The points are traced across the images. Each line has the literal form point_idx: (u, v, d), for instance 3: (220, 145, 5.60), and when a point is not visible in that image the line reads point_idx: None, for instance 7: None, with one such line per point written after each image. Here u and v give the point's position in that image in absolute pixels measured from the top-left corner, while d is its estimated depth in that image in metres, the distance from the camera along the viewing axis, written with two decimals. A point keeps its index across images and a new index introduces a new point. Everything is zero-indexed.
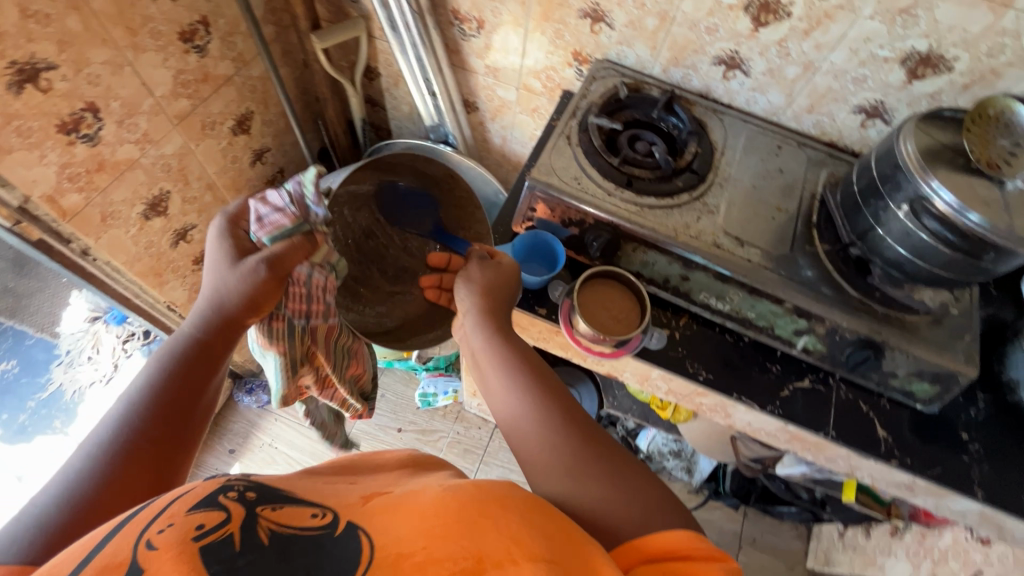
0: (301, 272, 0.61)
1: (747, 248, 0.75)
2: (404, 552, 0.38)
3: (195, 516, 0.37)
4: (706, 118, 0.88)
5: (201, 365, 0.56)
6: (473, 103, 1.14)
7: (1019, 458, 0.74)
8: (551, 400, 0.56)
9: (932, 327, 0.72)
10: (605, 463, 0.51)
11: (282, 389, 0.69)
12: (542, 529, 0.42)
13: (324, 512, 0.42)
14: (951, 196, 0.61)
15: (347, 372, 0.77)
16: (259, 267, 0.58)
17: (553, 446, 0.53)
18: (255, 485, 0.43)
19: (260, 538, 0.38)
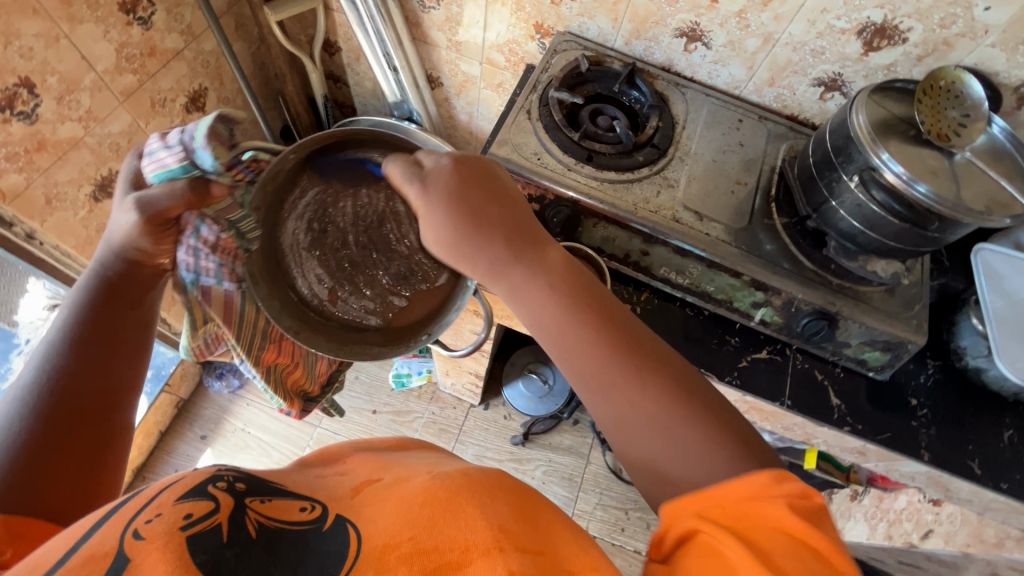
0: (187, 220, 0.57)
1: (706, 222, 0.75)
2: (391, 543, 0.39)
3: (183, 505, 0.38)
4: (668, 92, 0.88)
5: (116, 307, 0.55)
6: (437, 79, 1.11)
7: (966, 422, 0.77)
8: (588, 332, 0.47)
9: (884, 298, 0.73)
10: (660, 395, 0.43)
11: (188, 342, 0.68)
12: (524, 518, 0.43)
13: (313, 506, 0.44)
14: (900, 167, 0.62)
15: (263, 358, 0.73)
16: (132, 210, 0.54)
17: (611, 397, 0.44)
18: (244, 477, 0.45)
19: (248, 531, 0.38)
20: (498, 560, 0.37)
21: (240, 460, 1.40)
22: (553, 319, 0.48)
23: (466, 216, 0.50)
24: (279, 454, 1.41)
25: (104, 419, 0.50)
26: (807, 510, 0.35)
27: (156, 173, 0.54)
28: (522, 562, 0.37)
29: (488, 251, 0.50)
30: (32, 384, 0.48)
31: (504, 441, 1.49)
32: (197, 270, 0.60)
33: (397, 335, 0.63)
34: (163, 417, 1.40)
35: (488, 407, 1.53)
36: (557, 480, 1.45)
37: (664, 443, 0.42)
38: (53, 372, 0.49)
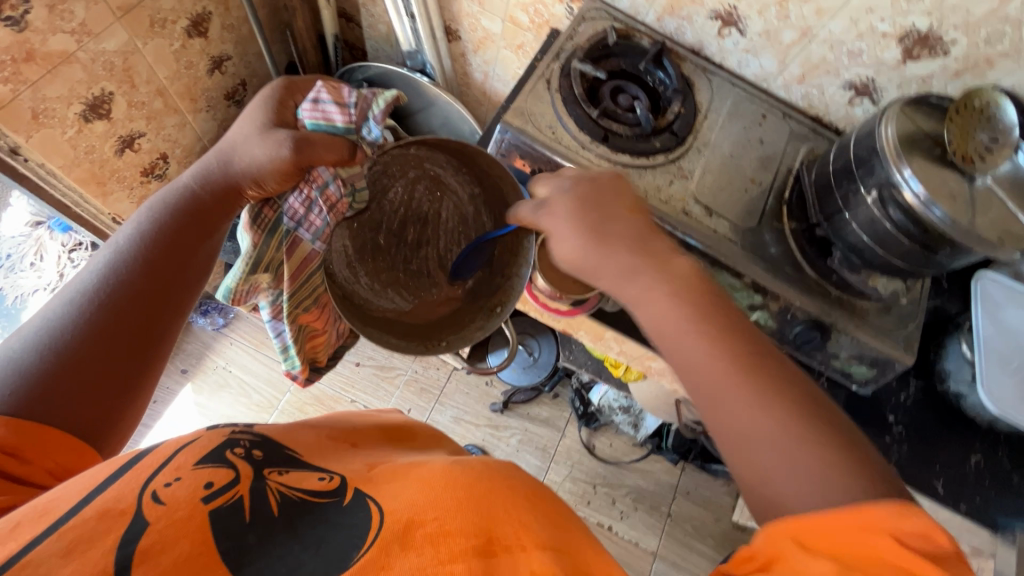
0: (321, 173, 0.60)
1: (714, 219, 0.74)
2: (415, 520, 0.39)
3: (202, 473, 0.39)
4: (694, 76, 0.84)
5: (198, 224, 0.57)
6: (455, 31, 1.06)
7: (937, 444, 0.78)
8: (720, 344, 0.47)
9: (879, 314, 0.74)
10: (791, 419, 0.43)
11: (234, 283, 0.63)
12: (540, 511, 0.46)
13: (331, 476, 0.45)
14: (920, 187, 0.61)
15: (297, 318, 0.71)
16: (285, 144, 0.57)
17: (736, 410, 0.44)
18: (260, 443, 0.46)
19: (270, 508, 0.39)
20: (520, 557, 0.38)
21: (221, 397, 1.41)
22: (672, 328, 0.50)
23: (582, 226, 0.55)
24: (259, 397, 1.42)
25: (150, 341, 0.51)
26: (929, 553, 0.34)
27: (313, 121, 0.60)
28: (544, 559, 0.39)
29: (611, 252, 0.55)
30: (93, 289, 0.50)
31: (483, 406, 1.51)
32: (299, 222, 0.63)
33: (415, 331, 0.69)
34: None
35: (472, 372, 1.54)
36: (531, 450, 1.48)
37: (785, 461, 0.41)
38: (116, 282, 0.51)
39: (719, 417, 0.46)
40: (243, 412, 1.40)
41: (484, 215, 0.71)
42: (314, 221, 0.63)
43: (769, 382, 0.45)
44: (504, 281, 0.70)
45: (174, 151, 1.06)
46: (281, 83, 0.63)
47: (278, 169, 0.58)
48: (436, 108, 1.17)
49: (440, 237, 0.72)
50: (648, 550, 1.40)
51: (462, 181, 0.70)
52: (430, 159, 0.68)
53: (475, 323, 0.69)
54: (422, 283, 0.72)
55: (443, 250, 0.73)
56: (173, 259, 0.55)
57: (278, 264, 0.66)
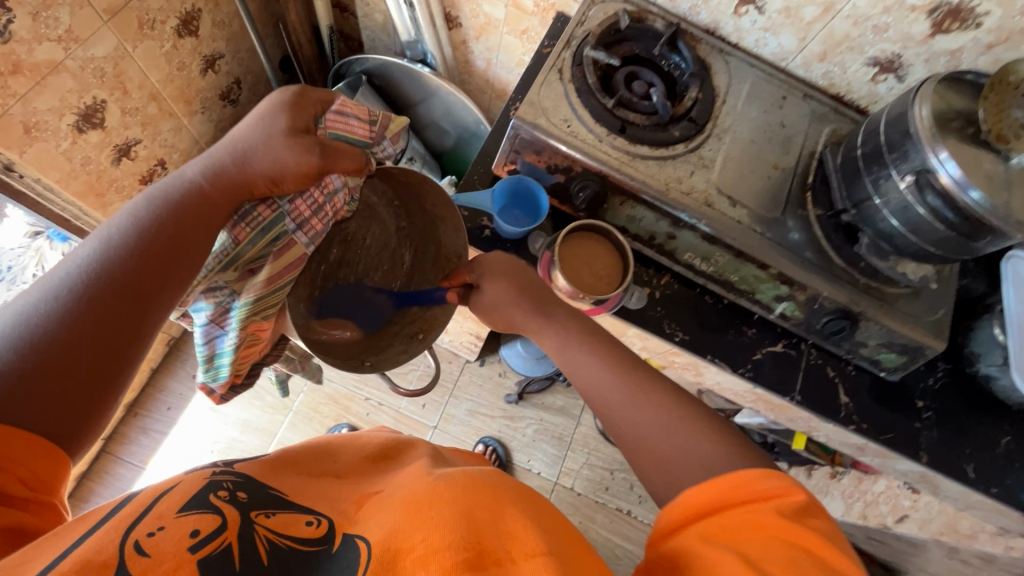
0: (332, 181, 0.63)
1: (738, 209, 0.72)
2: (402, 547, 0.40)
3: (188, 520, 0.40)
4: (711, 58, 0.81)
5: (194, 225, 0.53)
6: (455, 19, 1.01)
7: (967, 426, 0.78)
8: (602, 361, 0.56)
9: (908, 300, 0.72)
10: (661, 412, 0.51)
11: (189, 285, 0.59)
12: (546, 525, 0.47)
13: (319, 520, 0.45)
14: (957, 170, 0.58)
15: (246, 330, 0.64)
16: (314, 153, 0.56)
17: (628, 419, 0.52)
18: (243, 483, 0.46)
19: (259, 554, 0.40)
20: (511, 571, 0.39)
21: (234, 401, 1.40)
22: (571, 353, 0.58)
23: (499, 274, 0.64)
24: (272, 398, 1.41)
25: (128, 351, 0.47)
26: (795, 512, 0.40)
27: (336, 132, 0.60)
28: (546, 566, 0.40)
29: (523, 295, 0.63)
30: (76, 286, 0.46)
31: (498, 398, 1.51)
32: (301, 224, 0.62)
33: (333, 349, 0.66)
34: (155, 355, 1.37)
35: (485, 364, 1.53)
36: (548, 439, 1.49)
37: (671, 446, 0.49)
38: (99, 284, 0.47)
39: (618, 422, 0.53)
40: (258, 414, 1.39)
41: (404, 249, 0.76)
42: (316, 225, 0.63)
43: (643, 384, 0.53)
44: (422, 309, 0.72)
45: (172, 156, 1.03)
46: (297, 87, 0.59)
47: (303, 173, 0.57)
48: (438, 99, 1.14)
49: (358, 259, 0.74)
50: None
51: (393, 216, 0.75)
52: (370, 192, 0.74)
53: (394, 349, 0.69)
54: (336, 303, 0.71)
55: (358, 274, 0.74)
56: (154, 273, 0.50)
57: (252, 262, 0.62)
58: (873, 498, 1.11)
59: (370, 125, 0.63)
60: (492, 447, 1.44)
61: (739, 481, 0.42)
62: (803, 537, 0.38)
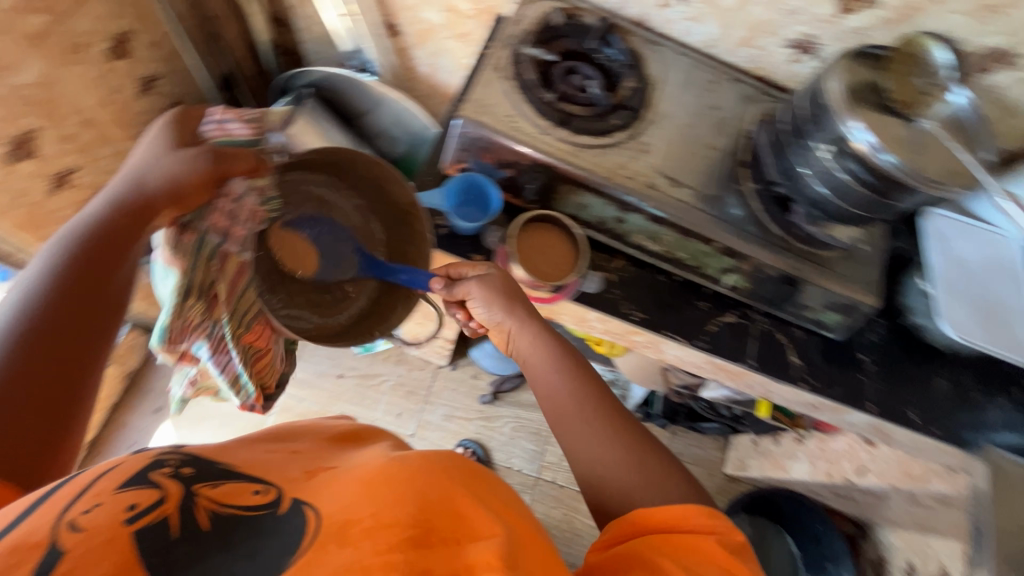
0: (234, 185, 0.65)
1: (679, 189, 0.75)
2: (351, 519, 0.44)
3: (126, 495, 0.41)
4: (643, 49, 0.84)
5: (112, 252, 0.54)
6: (395, 26, 1.03)
7: (906, 374, 0.84)
8: (584, 396, 0.64)
9: (843, 262, 0.77)
10: (631, 448, 0.60)
11: (168, 320, 0.63)
12: (480, 498, 0.51)
13: (266, 489, 0.47)
14: (870, 136, 0.63)
15: (241, 338, 0.70)
16: (202, 158, 0.60)
17: (600, 447, 0.60)
18: (190, 461, 0.47)
19: (200, 524, 0.41)
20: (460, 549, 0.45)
21: (201, 430, 1.36)
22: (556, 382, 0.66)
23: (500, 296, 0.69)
24: (242, 423, 1.38)
25: (71, 382, 0.49)
26: (725, 543, 0.52)
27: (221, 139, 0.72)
28: (498, 544, 0.46)
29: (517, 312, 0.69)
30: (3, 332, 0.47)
31: (473, 400, 1.51)
32: (225, 234, 0.66)
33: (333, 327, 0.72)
34: (112, 391, 1.32)
35: (457, 368, 1.53)
36: (526, 435, 1.50)
37: (637, 476, 0.58)
38: (27, 323, 0.48)
39: (589, 450, 0.61)
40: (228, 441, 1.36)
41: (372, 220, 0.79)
42: (240, 232, 0.67)
43: (619, 421, 0.62)
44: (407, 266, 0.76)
45: None
46: (173, 114, 0.64)
47: (198, 180, 0.59)
48: (385, 107, 1.15)
49: (340, 249, 0.79)
50: None
51: (342, 198, 0.79)
52: (306, 184, 0.76)
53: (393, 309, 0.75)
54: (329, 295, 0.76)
55: (343, 260, 0.79)
56: (85, 302, 0.51)
57: (208, 287, 0.66)
58: (836, 456, 1.18)
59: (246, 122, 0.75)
60: (471, 449, 1.44)
61: (687, 513, 0.53)
62: (728, 560, 0.50)
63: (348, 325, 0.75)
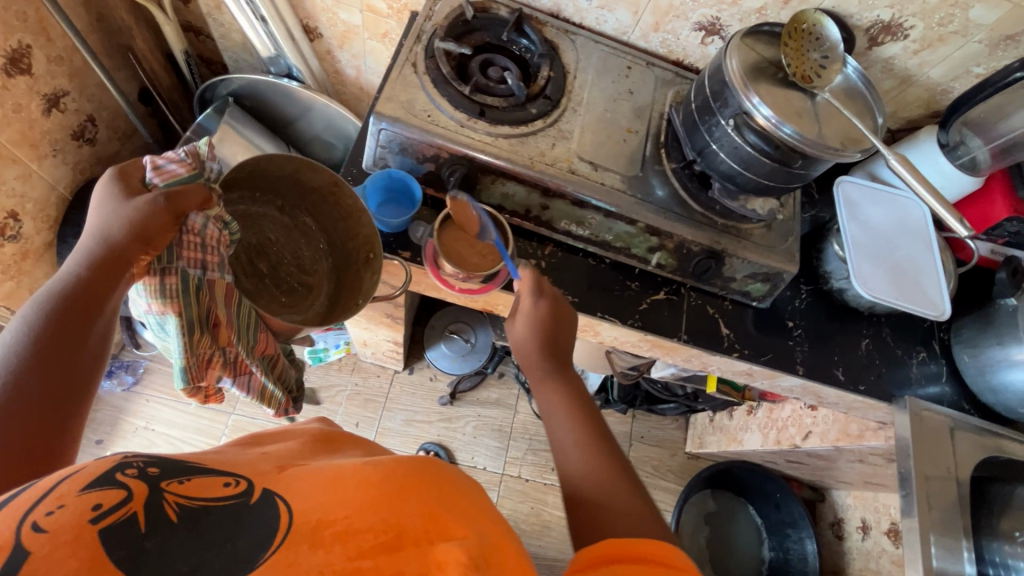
0: (194, 220, 0.53)
1: (601, 172, 0.77)
2: (324, 520, 0.39)
3: (90, 495, 0.35)
4: (558, 39, 0.86)
5: (76, 321, 0.46)
6: (315, 29, 1.01)
7: (831, 336, 0.87)
8: (579, 420, 0.63)
9: (763, 233, 0.80)
10: (615, 478, 0.56)
11: (183, 361, 0.56)
12: (452, 496, 0.46)
13: (237, 481, 0.43)
14: (769, 110, 0.66)
15: (255, 351, 0.63)
16: (155, 200, 0.51)
17: (585, 466, 0.58)
18: (156, 460, 0.41)
19: (168, 516, 0.37)
20: (426, 553, 0.39)
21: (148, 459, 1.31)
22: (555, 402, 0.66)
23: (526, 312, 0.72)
24: (192, 448, 1.33)
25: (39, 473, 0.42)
26: None
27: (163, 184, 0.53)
28: (452, 546, 0.40)
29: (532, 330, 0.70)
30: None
31: (433, 402, 1.50)
32: (204, 264, 0.55)
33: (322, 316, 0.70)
34: None
35: (414, 371, 1.52)
36: (489, 433, 1.50)
37: (614, 504, 0.54)
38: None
39: (574, 467, 0.58)
40: None
41: (304, 216, 0.75)
42: (214, 259, 0.56)
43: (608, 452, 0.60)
44: (360, 244, 0.72)
45: (24, 206, 0.95)
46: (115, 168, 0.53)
47: (162, 225, 0.51)
48: (314, 112, 1.13)
49: (288, 254, 0.74)
50: None
51: (264, 203, 0.72)
52: (232, 203, 0.69)
53: (360, 285, 0.70)
54: (301, 295, 0.72)
55: (298, 260, 0.74)
56: (59, 377, 0.44)
57: (206, 316, 0.57)
58: (784, 423, 1.22)
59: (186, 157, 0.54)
60: (434, 452, 1.43)
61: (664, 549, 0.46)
62: None
63: (326, 310, 0.72)
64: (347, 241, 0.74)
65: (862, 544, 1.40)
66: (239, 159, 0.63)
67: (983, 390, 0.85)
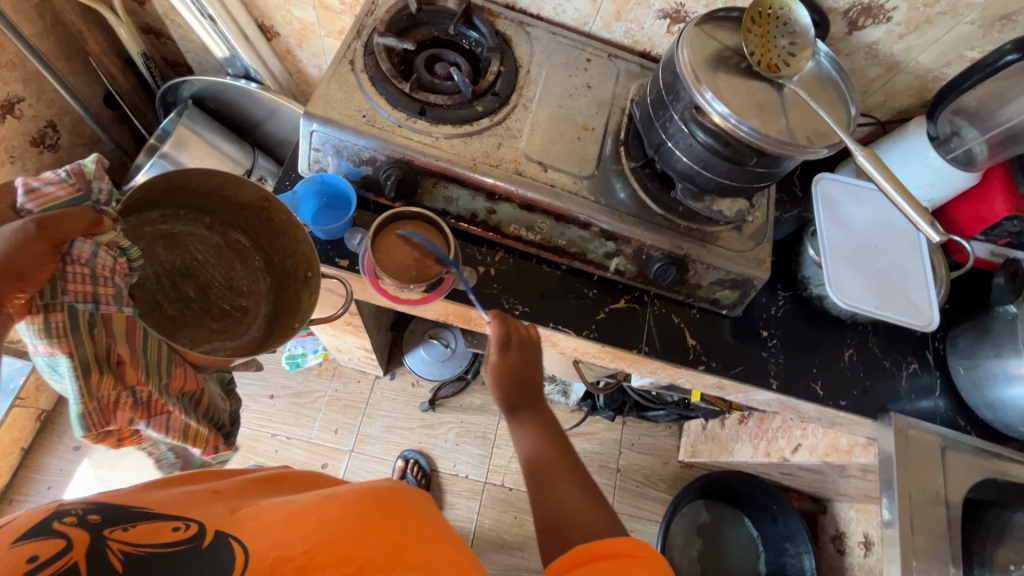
0: (80, 248, 0.49)
1: (552, 173, 0.71)
2: (283, 556, 0.39)
3: (25, 547, 0.36)
4: (512, 32, 0.81)
5: None
6: (271, 28, 0.98)
7: (812, 346, 0.81)
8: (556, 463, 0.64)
9: (731, 236, 0.74)
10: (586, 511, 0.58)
11: (80, 405, 0.55)
12: (415, 534, 0.45)
13: (188, 524, 0.42)
14: (723, 106, 0.60)
15: (171, 389, 0.61)
16: (24, 227, 0.46)
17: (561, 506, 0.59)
18: (98, 507, 0.41)
19: (111, 562, 0.36)
20: None
21: (124, 466, 1.30)
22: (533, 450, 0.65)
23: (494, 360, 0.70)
24: None
25: None
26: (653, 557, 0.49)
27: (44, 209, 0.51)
28: None
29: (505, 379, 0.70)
30: None
31: (414, 409, 1.47)
32: (96, 298, 0.51)
33: (261, 341, 0.64)
34: (24, 433, 1.26)
35: (396, 377, 1.49)
36: (471, 440, 1.46)
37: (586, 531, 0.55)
38: None
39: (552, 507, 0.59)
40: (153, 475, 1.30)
41: (235, 233, 0.70)
42: (109, 289, 0.51)
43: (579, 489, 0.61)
44: (297, 261, 0.67)
45: None
46: None
47: (38, 256, 0.46)
48: (279, 114, 1.10)
49: (218, 274, 0.67)
50: None
51: (190, 220, 0.67)
52: (151, 223, 0.63)
53: (299, 303, 0.65)
54: (234, 318, 0.66)
55: (230, 279, 0.68)
56: None
57: (109, 359, 0.55)
58: (773, 434, 1.15)
59: (69, 180, 0.52)
60: (414, 459, 1.40)
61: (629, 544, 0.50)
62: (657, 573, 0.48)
63: (263, 336, 0.66)
64: (281, 259, 0.69)
65: (863, 561, 1.32)
66: (154, 175, 0.58)
67: (979, 405, 0.77)
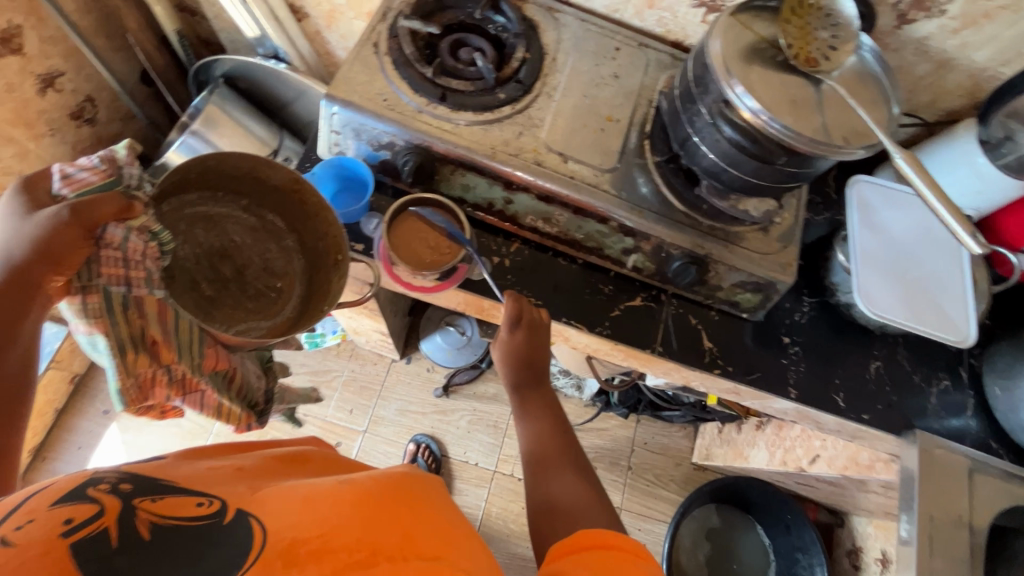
0: (112, 232, 0.50)
1: (572, 164, 0.70)
2: (298, 539, 0.40)
3: (61, 510, 0.37)
4: (540, 18, 0.79)
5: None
6: (301, 8, 0.98)
7: (835, 356, 0.77)
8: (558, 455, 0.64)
9: (756, 237, 0.71)
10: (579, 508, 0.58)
11: (118, 381, 0.54)
12: (432, 524, 0.45)
13: (211, 501, 0.42)
14: (753, 101, 0.57)
15: (205, 368, 0.56)
16: (59, 213, 0.49)
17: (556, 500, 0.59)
18: (131, 477, 0.42)
19: (140, 534, 0.37)
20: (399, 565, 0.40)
21: (149, 432, 1.36)
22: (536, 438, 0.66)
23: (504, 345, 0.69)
24: (190, 424, 1.37)
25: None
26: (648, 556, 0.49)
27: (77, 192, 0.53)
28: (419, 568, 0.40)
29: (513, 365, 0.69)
30: None
31: (428, 394, 1.48)
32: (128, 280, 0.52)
33: (294, 322, 0.64)
34: (58, 395, 1.32)
35: (411, 361, 1.50)
36: (483, 428, 1.46)
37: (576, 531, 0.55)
38: None
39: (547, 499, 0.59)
40: (175, 443, 1.35)
41: (270, 215, 0.69)
42: (139, 273, 0.52)
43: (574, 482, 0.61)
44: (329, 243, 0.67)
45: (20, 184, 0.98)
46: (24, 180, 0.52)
47: (71, 242, 0.49)
48: (306, 96, 1.11)
49: (255, 255, 0.67)
50: (613, 505, 1.46)
51: (227, 203, 0.67)
52: (190, 205, 0.64)
53: (329, 284, 0.65)
54: (268, 300, 0.66)
55: (265, 260, 0.68)
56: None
57: (140, 336, 0.54)
58: (790, 443, 1.12)
59: (103, 168, 0.54)
60: (425, 444, 1.41)
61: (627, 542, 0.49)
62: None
63: (296, 317, 0.66)
64: (315, 240, 0.69)
65: None
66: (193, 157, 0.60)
67: (1015, 429, 0.72)
